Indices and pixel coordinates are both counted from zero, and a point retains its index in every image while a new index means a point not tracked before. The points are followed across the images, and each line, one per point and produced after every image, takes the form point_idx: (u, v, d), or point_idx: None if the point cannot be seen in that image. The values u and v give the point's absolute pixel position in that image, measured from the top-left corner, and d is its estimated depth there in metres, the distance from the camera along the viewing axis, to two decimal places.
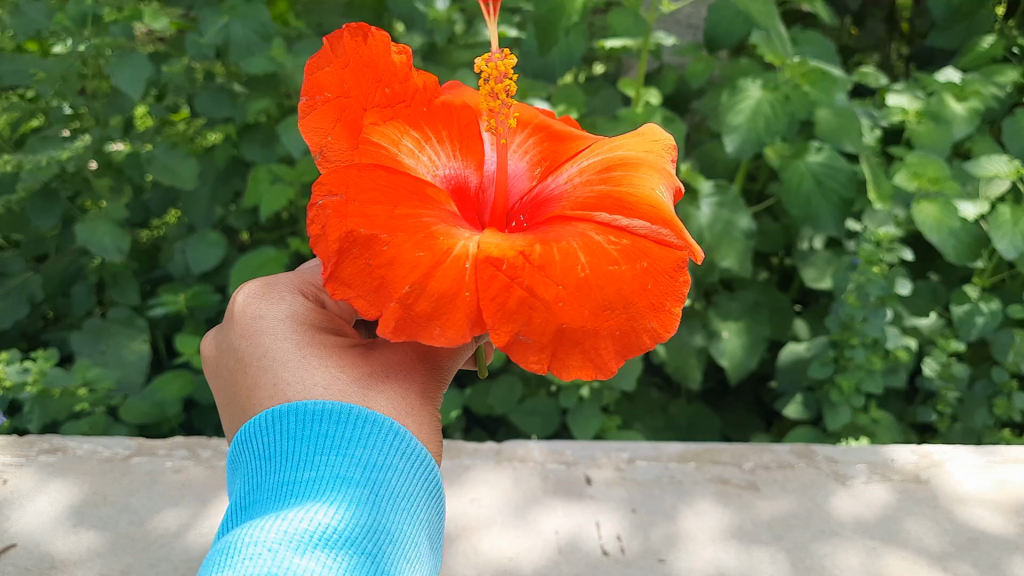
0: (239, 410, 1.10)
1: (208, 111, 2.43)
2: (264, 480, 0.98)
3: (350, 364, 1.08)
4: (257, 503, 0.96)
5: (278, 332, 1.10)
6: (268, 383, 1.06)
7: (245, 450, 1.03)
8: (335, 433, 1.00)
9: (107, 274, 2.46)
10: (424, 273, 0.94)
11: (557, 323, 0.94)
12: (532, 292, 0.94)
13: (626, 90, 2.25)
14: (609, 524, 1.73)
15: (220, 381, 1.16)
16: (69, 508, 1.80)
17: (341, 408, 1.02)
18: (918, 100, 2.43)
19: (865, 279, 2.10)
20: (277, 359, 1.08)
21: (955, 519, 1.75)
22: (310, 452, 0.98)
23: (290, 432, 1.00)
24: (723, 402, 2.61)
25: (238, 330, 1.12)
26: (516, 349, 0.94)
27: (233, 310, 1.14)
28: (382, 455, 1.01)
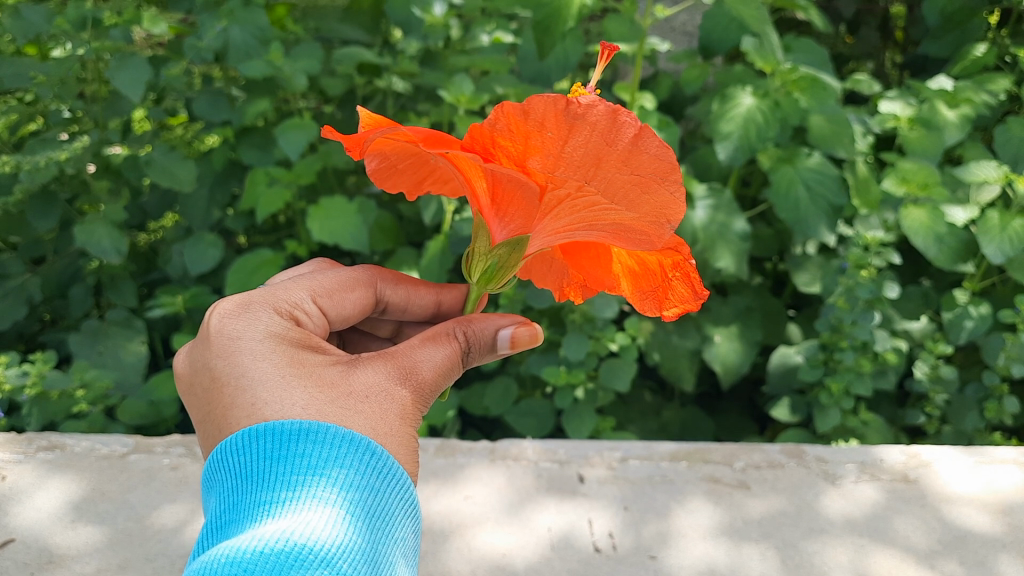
0: (214, 427, 1.06)
1: (206, 114, 2.46)
2: (242, 499, 0.97)
3: (331, 384, 1.05)
4: (235, 523, 0.96)
5: (256, 351, 1.04)
6: (246, 402, 1.02)
7: (221, 469, 1.01)
8: (312, 454, 0.98)
9: (105, 276, 2.49)
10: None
11: None
12: None
13: (621, 95, 2.28)
14: (601, 522, 1.75)
15: (194, 399, 1.10)
16: (68, 504, 1.81)
17: (319, 427, 1.00)
18: (910, 107, 2.46)
19: (855, 283, 2.11)
20: (256, 377, 1.03)
21: (942, 518, 1.77)
22: (288, 472, 0.97)
23: (266, 451, 0.98)
24: (716, 405, 2.63)
25: (214, 348, 1.06)
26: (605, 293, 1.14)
27: (208, 328, 1.07)
28: (359, 475, 1.00)
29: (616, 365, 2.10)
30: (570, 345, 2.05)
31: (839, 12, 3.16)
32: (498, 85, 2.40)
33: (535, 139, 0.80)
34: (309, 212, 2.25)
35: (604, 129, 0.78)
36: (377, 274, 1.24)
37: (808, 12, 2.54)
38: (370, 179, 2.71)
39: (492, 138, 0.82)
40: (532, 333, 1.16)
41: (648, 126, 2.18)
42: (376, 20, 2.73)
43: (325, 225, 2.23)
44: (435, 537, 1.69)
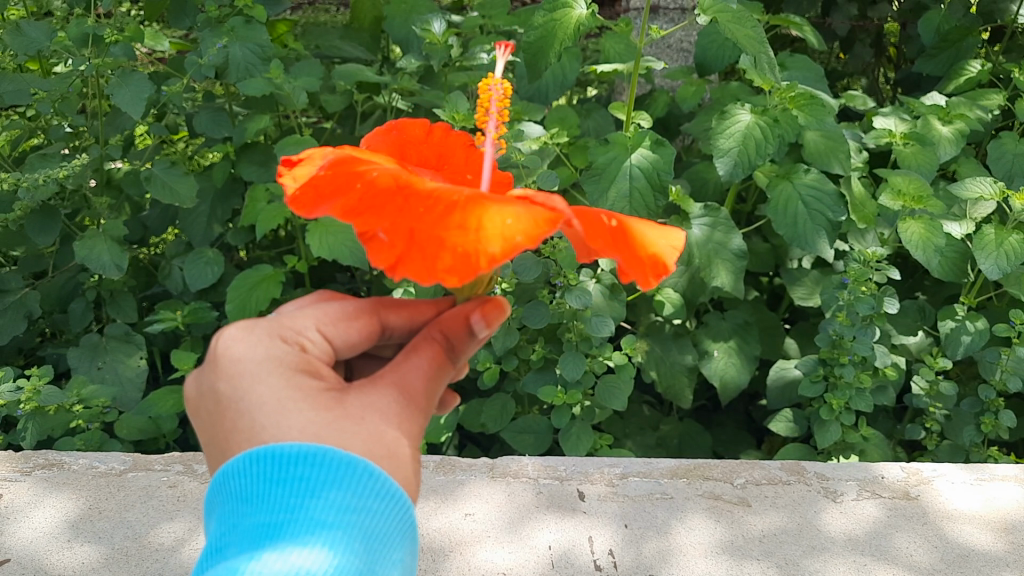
0: (218, 450, 1.03)
1: (207, 130, 2.48)
2: (242, 521, 0.98)
3: (327, 407, 1.01)
4: (233, 545, 0.97)
5: (254, 375, 1.00)
6: (245, 427, 0.99)
7: (222, 492, 1.00)
8: (310, 476, 0.97)
9: (105, 291, 2.49)
10: (378, 210, 0.97)
11: (413, 227, 0.95)
12: (406, 203, 0.98)
13: (618, 114, 2.29)
14: (602, 539, 1.74)
15: (199, 424, 1.06)
16: (65, 522, 1.81)
17: (316, 450, 0.97)
18: (905, 122, 2.49)
19: (854, 298, 2.12)
20: (256, 401, 0.99)
21: (944, 535, 1.76)
22: (287, 495, 0.97)
23: (266, 474, 0.97)
24: (714, 419, 2.63)
25: (216, 371, 1.02)
26: (371, 244, 0.95)
27: (212, 351, 1.03)
28: (357, 496, 0.98)
29: (614, 384, 2.11)
30: (566, 365, 2.06)
31: (833, 30, 3.17)
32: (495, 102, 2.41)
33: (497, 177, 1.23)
34: (309, 229, 2.26)
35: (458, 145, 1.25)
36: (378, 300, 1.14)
37: (803, 30, 2.56)
38: None
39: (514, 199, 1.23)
40: (500, 309, 1.10)
41: (645, 147, 2.16)
42: (376, 38, 2.80)
43: (324, 241, 2.24)
44: (435, 555, 1.68)
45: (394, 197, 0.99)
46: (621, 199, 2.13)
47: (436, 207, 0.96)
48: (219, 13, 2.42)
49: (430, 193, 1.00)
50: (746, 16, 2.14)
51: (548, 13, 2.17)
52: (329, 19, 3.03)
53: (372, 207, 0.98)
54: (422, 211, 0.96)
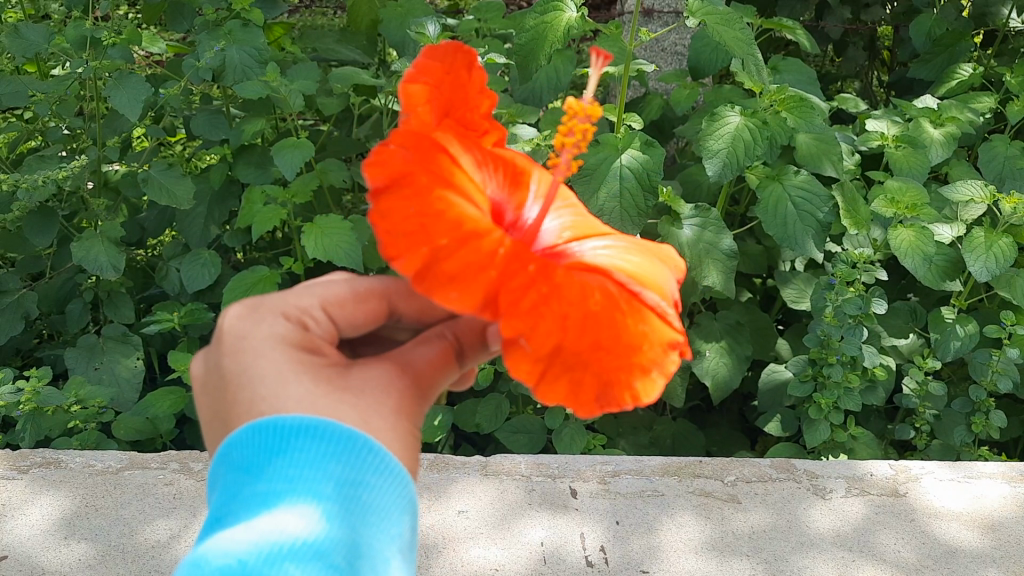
0: (219, 428, 0.94)
1: (204, 133, 2.51)
2: (239, 491, 0.87)
3: (330, 379, 0.91)
4: (232, 517, 0.85)
5: (261, 348, 0.91)
6: (241, 401, 0.90)
7: (224, 462, 0.89)
8: (310, 449, 0.87)
9: (102, 292, 2.51)
10: (515, 296, 0.90)
11: (555, 341, 0.91)
12: (543, 299, 0.92)
13: (610, 116, 2.29)
14: (593, 536, 1.76)
15: (203, 403, 0.97)
16: (61, 520, 1.82)
17: (319, 423, 0.88)
18: (896, 125, 2.53)
19: (843, 298, 2.14)
20: (256, 373, 0.90)
21: (930, 532, 1.78)
22: (285, 465, 0.86)
23: (264, 445, 0.87)
24: (707, 419, 2.65)
25: (221, 348, 0.93)
26: (509, 350, 0.89)
27: (220, 328, 0.95)
28: (358, 471, 0.88)
29: None
30: None
31: (826, 33, 3.20)
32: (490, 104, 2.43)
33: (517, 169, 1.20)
34: (305, 230, 2.30)
35: (476, 100, 1.14)
36: (393, 285, 1.00)
37: (796, 33, 2.58)
38: (366, 196, 2.74)
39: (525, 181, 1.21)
40: None
41: (636, 147, 2.19)
42: (371, 41, 2.80)
43: (320, 242, 2.28)
44: (426, 552, 1.70)
45: (518, 275, 0.91)
46: (612, 200, 2.14)
47: (582, 313, 0.94)
48: (215, 16, 2.44)
49: (555, 284, 0.94)
50: (735, 19, 2.17)
51: (539, 17, 2.19)
52: (327, 22, 3.06)
53: (472, 276, 0.88)
54: (543, 304, 0.91)
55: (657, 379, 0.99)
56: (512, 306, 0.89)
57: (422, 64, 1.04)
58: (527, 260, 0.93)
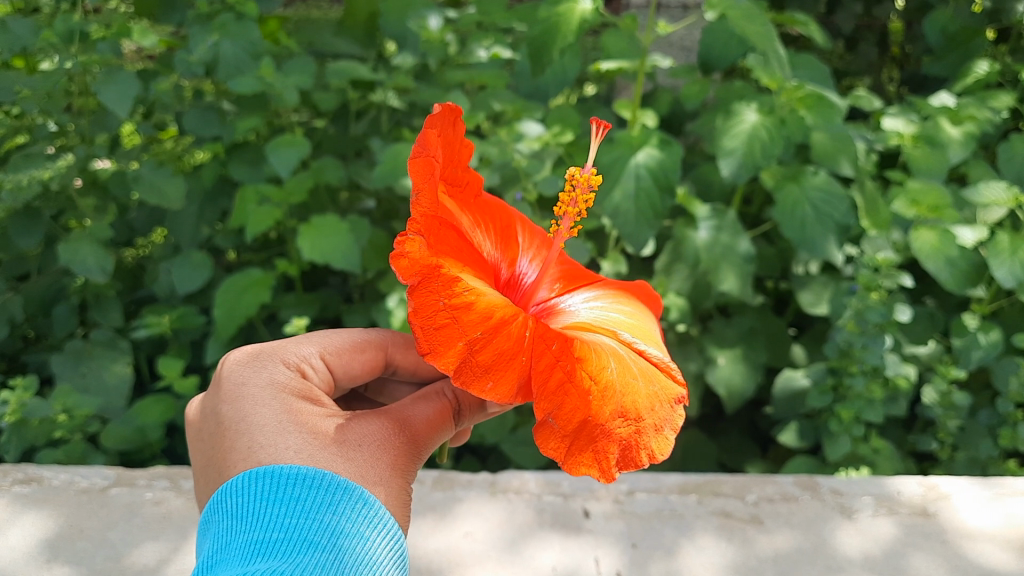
0: (214, 471, 1.09)
1: (196, 129, 2.41)
2: (233, 539, 0.96)
3: (324, 432, 1.08)
4: (225, 562, 0.94)
5: (258, 398, 1.09)
6: (243, 446, 1.05)
7: (217, 511, 1.01)
8: (307, 497, 1.00)
9: (90, 295, 2.41)
10: (542, 377, 0.99)
11: (585, 414, 0.99)
12: (569, 377, 1.00)
13: (623, 113, 2.20)
14: (608, 561, 1.66)
15: (200, 445, 1.14)
16: (43, 542, 1.71)
17: (315, 473, 1.02)
18: (913, 124, 2.42)
19: (865, 305, 2.04)
20: (253, 422, 1.07)
21: (963, 555, 1.69)
22: (282, 514, 0.98)
23: (264, 493, 1.00)
24: (717, 427, 2.55)
25: (221, 396, 1.11)
26: (542, 430, 0.98)
27: (219, 376, 1.14)
28: (350, 522, 1.01)
29: None
30: None
31: (837, 28, 3.12)
32: (494, 101, 2.33)
33: (497, 217, 1.28)
34: (301, 231, 2.19)
35: (462, 154, 1.16)
36: (390, 338, 1.27)
37: (808, 29, 2.48)
38: (364, 195, 2.63)
39: (508, 230, 1.31)
40: None
41: (653, 145, 2.10)
42: (370, 34, 2.70)
43: (316, 244, 2.17)
44: None
45: (546, 355, 1.00)
46: (627, 200, 2.04)
47: (602, 385, 1.02)
48: (209, 9, 2.33)
49: (576, 356, 1.03)
50: (755, 14, 2.06)
51: (552, 9, 2.09)
52: (324, 15, 2.96)
53: (506, 363, 0.97)
54: (571, 380, 1.00)
55: (669, 435, 1.07)
56: (542, 391, 0.98)
57: (425, 135, 1.01)
58: (553, 339, 1.02)
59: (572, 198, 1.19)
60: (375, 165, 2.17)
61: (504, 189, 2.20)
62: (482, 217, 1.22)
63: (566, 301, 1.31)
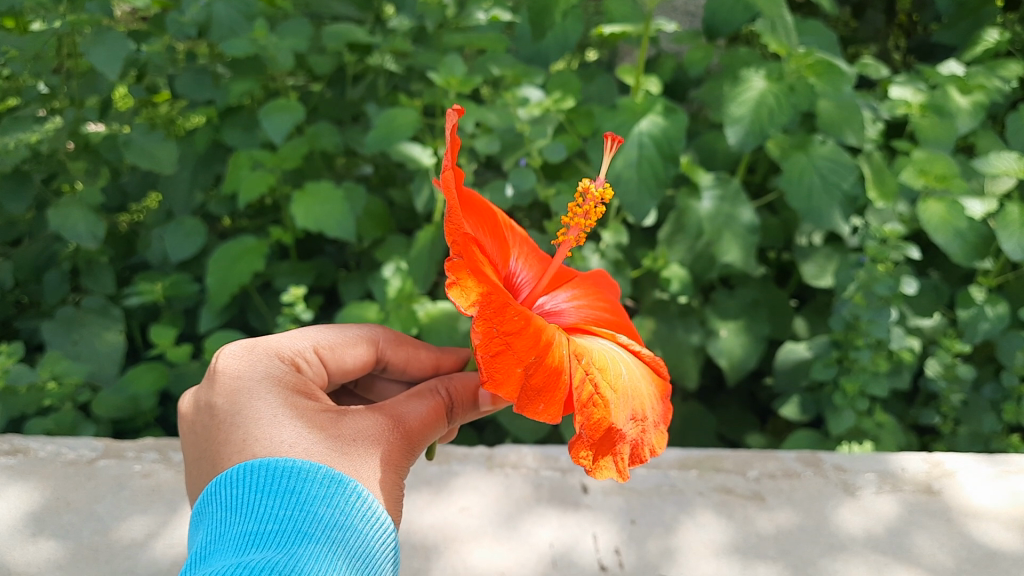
0: (208, 463, 1.09)
1: (189, 93, 2.35)
2: (227, 530, 0.97)
3: (318, 426, 1.09)
4: (218, 553, 0.95)
5: (254, 391, 1.11)
6: (239, 439, 1.07)
7: (211, 502, 1.02)
8: (300, 490, 1.01)
9: (81, 261, 2.36)
10: (553, 385, 1.05)
11: (611, 426, 1.09)
12: (596, 391, 1.09)
13: (626, 78, 2.15)
14: (606, 537, 1.64)
15: (192, 437, 1.14)
16: (29, 515, 1.68)
17: (309, 467, 1.03)
18: (921, 92, 2.36)
19: (872, 277, 1.99)
20: (249, 415, 1.08)
21: (967, 534, 1.66)
22: (276, 506, 0.98)
23: (258, 485, 1.01)
24: (717, 399, 2.52)
25: (215, 387, 1.12)
26: (574, 441, 1.06)
27: (214, 368, 1.14)
28: (344, 515, 1.01)
29: None
30: None
31: None
32: (493, 66, 2.27)
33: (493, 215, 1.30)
34: (295, 198, 2.14)
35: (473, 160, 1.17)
36: (379, 334, 1.34)
37: None
38: (361, 161, 2.58)
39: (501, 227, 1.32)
40: None
41: (658, 113, 2.04)
42: None
43: (310, 211, 2.12)
44: (427, 553, 1.58)
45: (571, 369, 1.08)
46: (629, 168, 2.00)
47: (620, 396, 1.13)
48: None
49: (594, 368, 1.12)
50: None
51: None
52: None
53: (547, 382, 1.04)
54: (596, 393, 1.09)
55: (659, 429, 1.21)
56: (555, 398, 1.04)
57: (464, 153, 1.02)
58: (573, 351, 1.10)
59: (584, 209, 1.22)
60: (371, 130, 2.12)
61: (504, 156, 2.15)
62: (484, 219, 1.24)
63: (551, 298, 1.35)
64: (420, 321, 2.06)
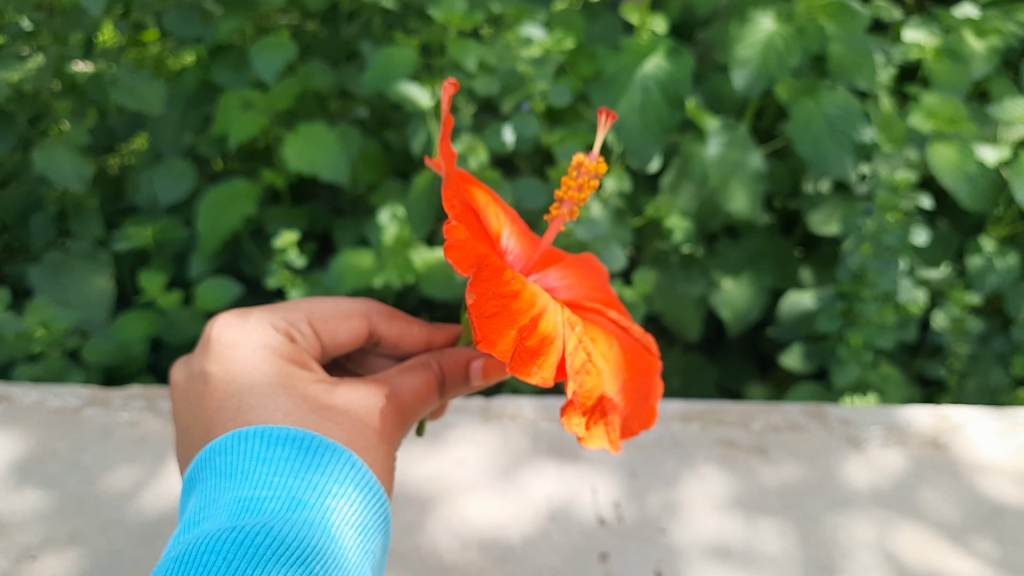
0: (199, 431, 1.08)
1: (176, 30, 2.25)
2: (220, 495, 0.96)
3: (313, 397, 1.09)
4: (211, 517, 0.94)
5: (248, 358, 1.10)
6: (233, 406, 1.06)
7: (204, 468, 1.01)
8: (295, 458, 1.00)
9: (68, 205, 2.29)
10: (544, 351, 1.02)
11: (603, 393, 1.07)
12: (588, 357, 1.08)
13: (631, 18, 2.05)
14: (606, 490, 1.61)
15: (181, 405, 1.12)
16: (13, 464, 1.64)
17: (304, 435, 1.03)
18: (935, 35, 2.25)
19: (882, 226, 1.94)
20: (243, 382, 1.07)
21: (974, 488, 1.64)
22: (270, 473, 0.98)
23: (253, 452, 1.00)
24: (717, 349, 2.48)
25: (209, 355, 1.10)
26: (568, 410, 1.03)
27: (207, 335, 1.14)
28: (339, 483, 1.01)
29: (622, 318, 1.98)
30: None
31: None
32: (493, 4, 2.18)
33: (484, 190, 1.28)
34: (287, 139, 2.07)
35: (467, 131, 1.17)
36: (371, 308, 1.34)
37: None
38: (356, 103, 2.49)
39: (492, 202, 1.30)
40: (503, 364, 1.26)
41: (661, 54, 1.96)
42: None
43: (303, 153, 2.06)
44: (422, 505, 1.55)
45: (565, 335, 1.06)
46: (632, 113, 1.93)
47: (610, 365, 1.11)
48: None
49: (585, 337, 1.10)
50: None
51: None
52: None
53: (541, 346, 1.02)
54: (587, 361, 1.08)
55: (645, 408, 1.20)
56: (548, 360, 1.02)
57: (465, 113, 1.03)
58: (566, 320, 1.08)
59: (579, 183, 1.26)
60: (366, 69, 2.04)
61: (503, 99, 2.07)
62: (476, 191, 1.22)
63: (543, 277, 1.31)
64: (417, 269, 2.01)
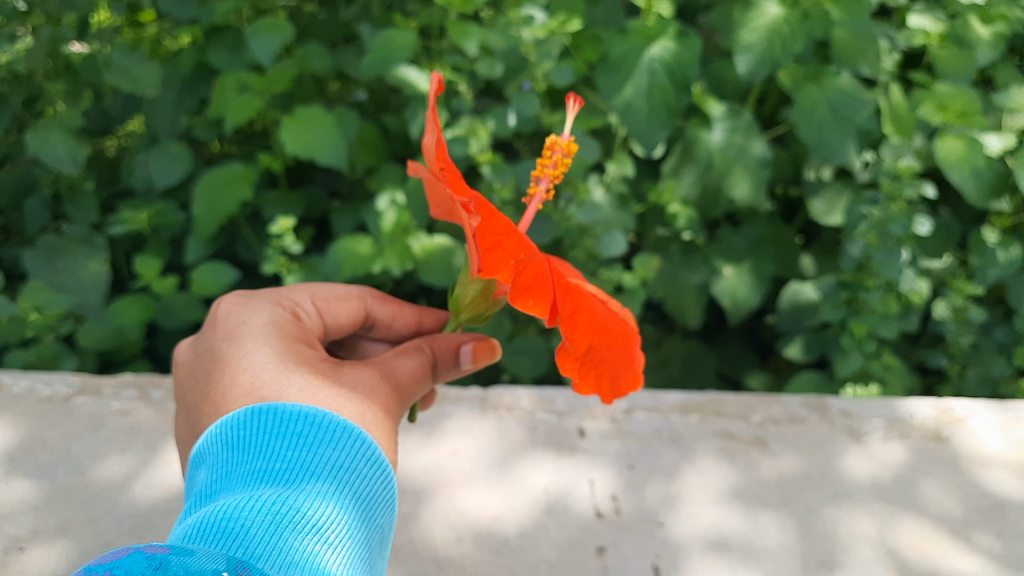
0: (205, 410, 1.08)
1: (171, 10, 2.21)
2: (234, 469, 0.96)
3: (320, 373, 1.09)
4: (226, 491, 0.93)
5: (256, 337, 1.11)
6: (246, 381, 1.06)
7: (216, 443, 1.00)
8: (307, 432, 1.00)
9: (63, 187, 2.26)
10: (540, 287, 1.01)
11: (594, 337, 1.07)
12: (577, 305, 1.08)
13: None
14: (603, 483, 1.59)
15: (189, 386, 1.12)
16: (3, 454, 1.63)
17: (315, 409, 1.02)
18: (940, 22, 2.19)
19: (887, 215, 1.91)
20: (253, 359, 1.08)
21: (976, 482, 1.62)
22: (285, 447, 0.98)
23: (266, 427, 1.00)
24: (716, 336, 2.46)
25: (218, 334, 1.12)
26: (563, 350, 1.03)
27: (215, 316, 1.15)
28: (351, 458, 1.01)
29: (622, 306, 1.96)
30: None
31: None
32: None
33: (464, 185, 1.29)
34: (284, 123, 2.04)
35: None
36: (367, 291, 1.32)
37: None
38: (354, 87, 2.46)
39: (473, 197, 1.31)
40: (491, 351, 1.24)
41: (670, 37, 1.93)
42: None
43: (299, 137, 2.02)
44: (417, 497, 1.53)
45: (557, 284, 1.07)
46: (639, 98, 1.89)
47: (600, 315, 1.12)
48: None
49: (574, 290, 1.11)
50: None
51: None
52: None
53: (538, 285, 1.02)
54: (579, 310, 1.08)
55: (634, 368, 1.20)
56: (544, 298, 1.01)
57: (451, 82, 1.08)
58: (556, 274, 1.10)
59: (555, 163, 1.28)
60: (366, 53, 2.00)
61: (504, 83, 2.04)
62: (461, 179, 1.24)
63: None
64: (415, 255, 1.99)
